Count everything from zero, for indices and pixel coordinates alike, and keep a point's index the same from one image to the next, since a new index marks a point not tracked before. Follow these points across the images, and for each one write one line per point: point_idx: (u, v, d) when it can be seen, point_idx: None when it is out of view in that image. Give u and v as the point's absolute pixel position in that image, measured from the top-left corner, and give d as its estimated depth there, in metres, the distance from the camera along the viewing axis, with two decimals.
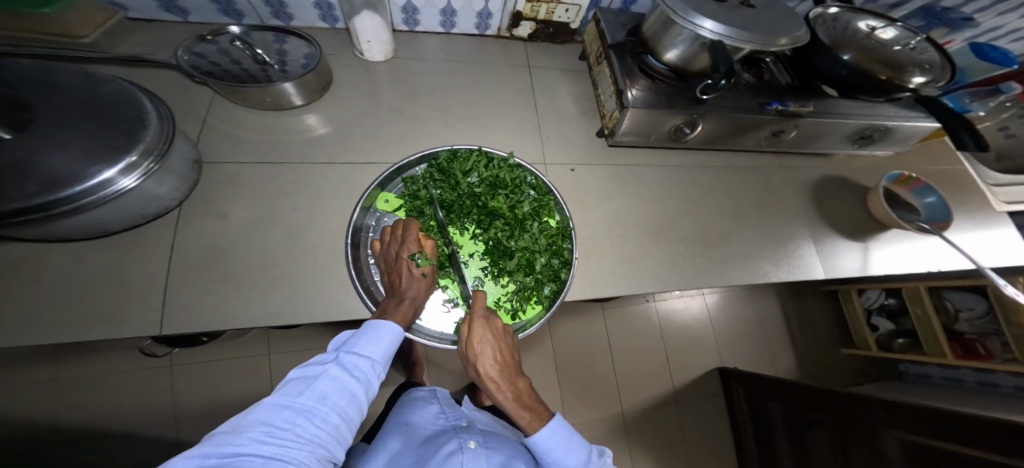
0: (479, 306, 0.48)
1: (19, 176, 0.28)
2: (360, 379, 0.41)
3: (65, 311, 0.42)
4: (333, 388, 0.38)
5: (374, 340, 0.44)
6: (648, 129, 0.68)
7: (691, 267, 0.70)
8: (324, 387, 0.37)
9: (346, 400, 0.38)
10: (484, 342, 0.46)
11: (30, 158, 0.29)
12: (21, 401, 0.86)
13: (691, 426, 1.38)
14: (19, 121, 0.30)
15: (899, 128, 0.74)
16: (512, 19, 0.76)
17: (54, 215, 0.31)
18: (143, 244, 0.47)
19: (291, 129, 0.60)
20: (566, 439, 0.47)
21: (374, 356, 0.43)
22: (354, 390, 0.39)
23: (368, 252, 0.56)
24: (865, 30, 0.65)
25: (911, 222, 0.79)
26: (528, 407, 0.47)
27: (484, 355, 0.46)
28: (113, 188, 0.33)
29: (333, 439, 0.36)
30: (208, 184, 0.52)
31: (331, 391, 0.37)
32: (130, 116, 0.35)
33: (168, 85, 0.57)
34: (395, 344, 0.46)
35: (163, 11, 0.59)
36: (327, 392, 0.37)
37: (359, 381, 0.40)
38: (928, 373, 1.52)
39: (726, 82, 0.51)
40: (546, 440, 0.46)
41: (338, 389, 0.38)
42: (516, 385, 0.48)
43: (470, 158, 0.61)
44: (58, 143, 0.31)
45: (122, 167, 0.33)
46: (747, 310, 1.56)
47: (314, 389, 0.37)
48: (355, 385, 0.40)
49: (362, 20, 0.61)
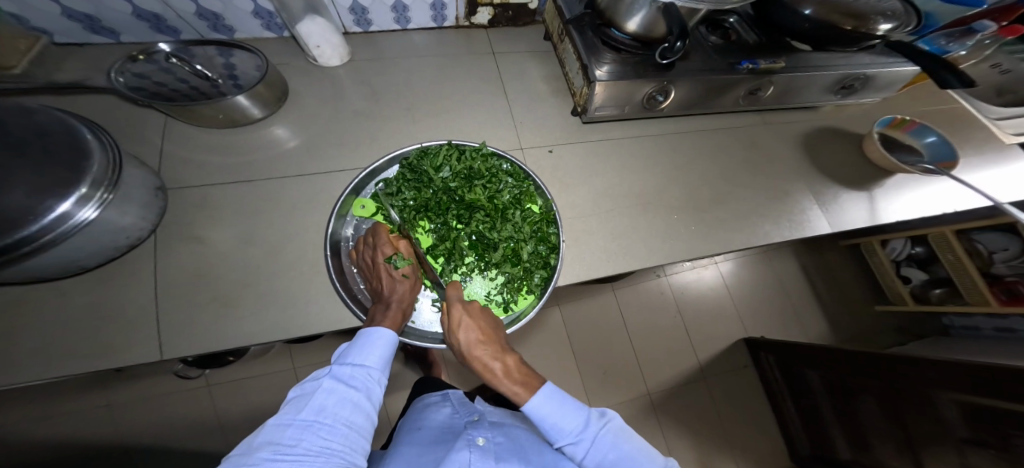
0: (456, 292, 0.48)
1: None
2: (358, 387, 0.40)
3: (58, 345, 0.44)
4: (332, 400, 0.37)
5: (368, 347, 0.44)
6: (621, 100, 0.65)
7: (685, 237, 0.67)
8: (322, 400, 0.36)
9: (348, 409, 0.37)
10: (462, 326, 0.46)
11: None
12: (57, 435, 0.91)
13: (719, 401, 1.33)
14: None
15: (878, 75, 0.69)
16: (467, 6, 0.75)
17: (19, 256, 0.33)
18: (125, 275, 0.48)
19: (254, 143, 0.61)
20: (560, 402, 0.44)
21: (370, 363, 0.43)
22: (356, 398, 0.39)
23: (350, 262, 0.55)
24: None
25: (913, 164, 0.75)
26: (519, 380, 0.45)
27: (464, 339, 0.45)
28: (73, 221, 0.35)
29: (347, 447, 0.35)
30: (182, 210, 0.53)
31: (330, 403, 0.37)
32: (72, 149, 0.36)
33: (130, 116, 0.58)
34: (391, 349, 0.46)
35: (91, 33, 0.59)
36: (326, 404, 0.36)
37: (358, 390, 0.40)
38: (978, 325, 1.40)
39: (682, 45, 0.51)
40: (539, 407, 0.42)
41: (338, 400, 0.37)
42: (505, 362, 0.46)
43: (440, 153, 0.59)
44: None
45: (75, 199, 0.34)
46: (764, 277, 1.50)
47: (313, 402, 0.36)
48: (355, 394, 0.39)
49: (306, 26, 0.62)
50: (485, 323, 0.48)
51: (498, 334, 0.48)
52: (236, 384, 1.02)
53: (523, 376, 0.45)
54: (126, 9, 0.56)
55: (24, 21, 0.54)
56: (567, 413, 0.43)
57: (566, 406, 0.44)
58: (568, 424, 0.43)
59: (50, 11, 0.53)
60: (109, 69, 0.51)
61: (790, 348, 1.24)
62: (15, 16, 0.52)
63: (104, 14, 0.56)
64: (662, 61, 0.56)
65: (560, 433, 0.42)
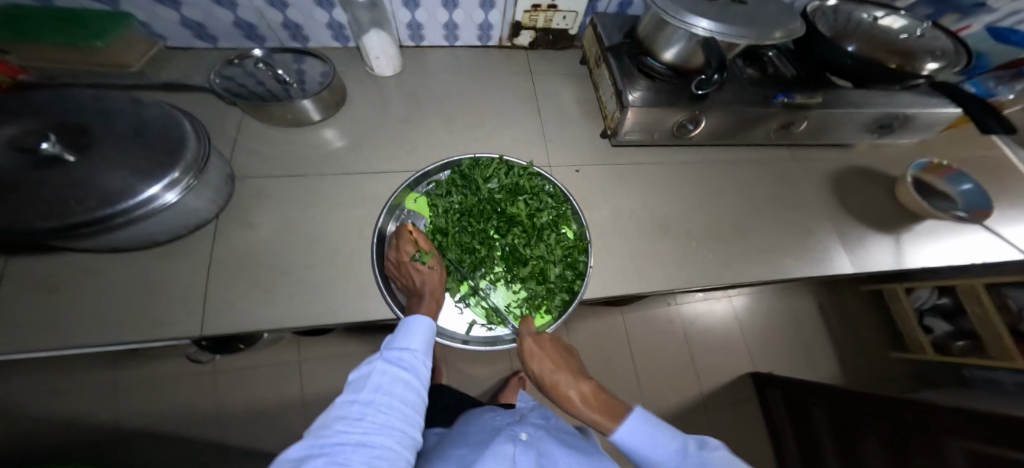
0: (527, 328, 0.53)
1: (84, 194, 0.34)
2: (407, 368, 0.43)
3: (123, 314, 0.48)
4: (387, 379, 0.40)
5: (411, 335, 0.46)
6: (651, 126, 0.68)
7: (705, 266, 0.68)
8: (378, 380, 0.40)
9: (402, 388, 0.41)
10: (537, 357, 0.51)
11: (94, 179, 0.36)
12: (89, 400, 0.96)
13: (720, 432, 1.32)
14: (79, 145, 0.37)
15: (918, 116, 0.69)
16: (512, 29, 0.80)
17: (115, 226, 0.37)
18: (187, 254, 0.52)
19: (309, 143, 0.65)
20: (646, 430, 0.45)
21: (414, 347, 0.45)
22: (406, 378, 0.42)
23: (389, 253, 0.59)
24: (867, 19, 0.65)
25: (945, 211, 0.75)
26: (598, 407, 0.48)
27: (541, 371, 0.51)
28: (159, 202, 0.39)
29: (403, 422, 0.38)
30: (241, 198, 0.58)
31: (386, 382, 0.40)
32: (172, 138, 0.41)
33: (204, 109, 0.63)
34: (430, 335, 0.47)
35: (196, 38, 0.67)
36: (382, 384, 0.40)
37: (408, 370, 0.43)
38: (1000, 379, 1.33)
39: (720, 76, 0.51)
40: (628, 438, 0.45)
41: (392, 380, 0.41)
42: (581, 388, 0.50)
43: (491, 165, 0.62)
44: (112, 164, 0.37)
45: (166, 183, 0.38)
46: (777, 311, 1.48)
47: (370, 382, 0.39)
48: (405, 374, 0.42)
49: (370, 39, 0.67)
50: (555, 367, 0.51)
51: (570, 365, 0.53)
52: (255, 368, 1.06)
53: (600, 404, 0.49)
54: (228, 18, 0.64)
55: (149, 28, 0.62)
56: (659, 443, 0.44)
57: (657, 436, 0.44)
58: (665, 451, 0.44)
59: (171, 20, 0.61)
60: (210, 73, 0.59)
61: (806, 385, 1.20)
62: (143, 23, 0.61)
63: (211, 23, 0.64)
64: (700, 92, 0.57)
65: (657, 461, 0.43)
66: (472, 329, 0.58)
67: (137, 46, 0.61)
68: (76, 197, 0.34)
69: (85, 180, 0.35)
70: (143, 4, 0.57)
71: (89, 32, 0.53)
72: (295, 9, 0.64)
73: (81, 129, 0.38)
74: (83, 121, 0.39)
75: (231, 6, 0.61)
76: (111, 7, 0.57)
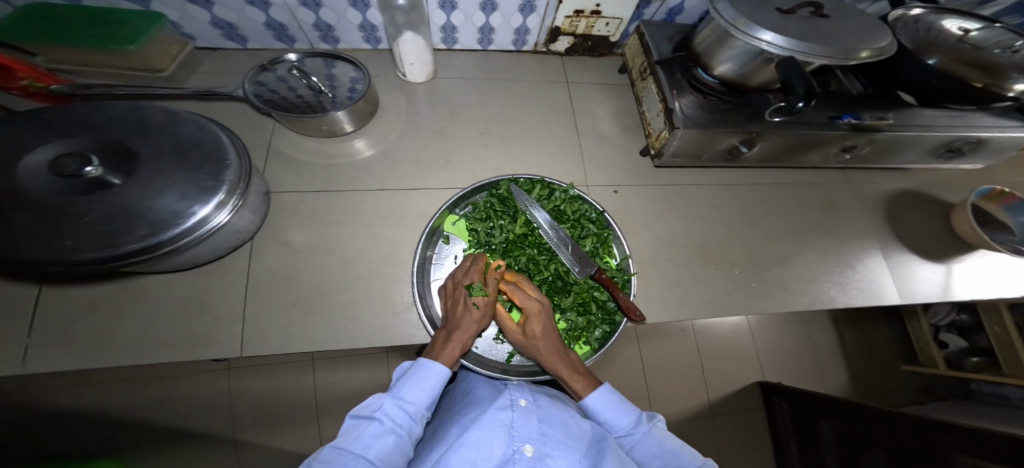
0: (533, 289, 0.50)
1: (137, 221, 0.34)
2: (402, 424, 0.39)
3: (162, 335, 0.47)
4: (380, 436, 0.36)
5: (418, 383, 0.42)
6: (699, 150, 0.64)
7: (743, 293, 0.65)
8: (371, 435, 0.36)
9: (391, 448, 0.36)
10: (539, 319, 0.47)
11: (149, 204, 0.35)
12: (101, 398, 0.95)
13: (731, 445, 1.29)
14: (127, 167, 0.37)
15: (994, 140, 0.64)
16: (550, 34, 0.76)
17: (168, 252, 0.37)
18: (226, 273, 0.51)
19: (341, 155, 0.63)
20: (610, 401, 0.45)
21: (416, 401, 0.41)
22: (399, 437, 0.37)
23: (430, 284, 0.56)
24: (956, 32, 0.58)
25: (1002, 243, 0.71)
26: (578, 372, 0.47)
27: (540, 328, 0.46)
28: (210, 224, 0.38)
29: None
30: (275, 214, 0.56)
31: (377, 438, 0.36)
32: (214, 155, 0.40)
33: (235, 117, 0.61)
34: (439, 388, 0.43)
35: (225, 39, 0.64)
36: (372, 440, 0.36)
37: (402, 427, 0.39)
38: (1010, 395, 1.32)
39: (804, 105, 0.45)
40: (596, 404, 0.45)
41: (384, 437, 0.37)
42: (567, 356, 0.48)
43: (533, 188, 0.60)
44: (164, 186, 0.36)
45: (215, 204, 0.38)
46: (794, 324, 1.44)
47: (362, 435, 0.36)
48: (398, 431, 0.38)
49: (404, 43, 0.64)
50: (548, 315, 0.48)
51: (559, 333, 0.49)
52: (265, 371, 1.04)
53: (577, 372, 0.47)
54: (260, 18, 0.60)
55: (178, 28, 0.60)
56: (617, 412, 0.45)
57: (617, 405, 0.45)
58: (617, 422, 0.45)
59: (202, 20, 0.59)
60: (242, 79, 0.57)
61: (819, 396, 1.16)
62: (173, 23, 0.58)
63: (242, 22, 0.61)
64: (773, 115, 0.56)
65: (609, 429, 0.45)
66: (512, 357, 0.55)
67: (168, 48, 0.58)
68: (127, 224, 0.34)
69: (137, 206, 0.35)
70: (174, 3, 0.55)
71: (122, 35, 0.51)
72: (328, 9, 0.61)
73: (124, 149, 0.37)
74: (121, 137, 0.38)
75: (264, 5, 0.58)
76: (141, 6, 0.55)
